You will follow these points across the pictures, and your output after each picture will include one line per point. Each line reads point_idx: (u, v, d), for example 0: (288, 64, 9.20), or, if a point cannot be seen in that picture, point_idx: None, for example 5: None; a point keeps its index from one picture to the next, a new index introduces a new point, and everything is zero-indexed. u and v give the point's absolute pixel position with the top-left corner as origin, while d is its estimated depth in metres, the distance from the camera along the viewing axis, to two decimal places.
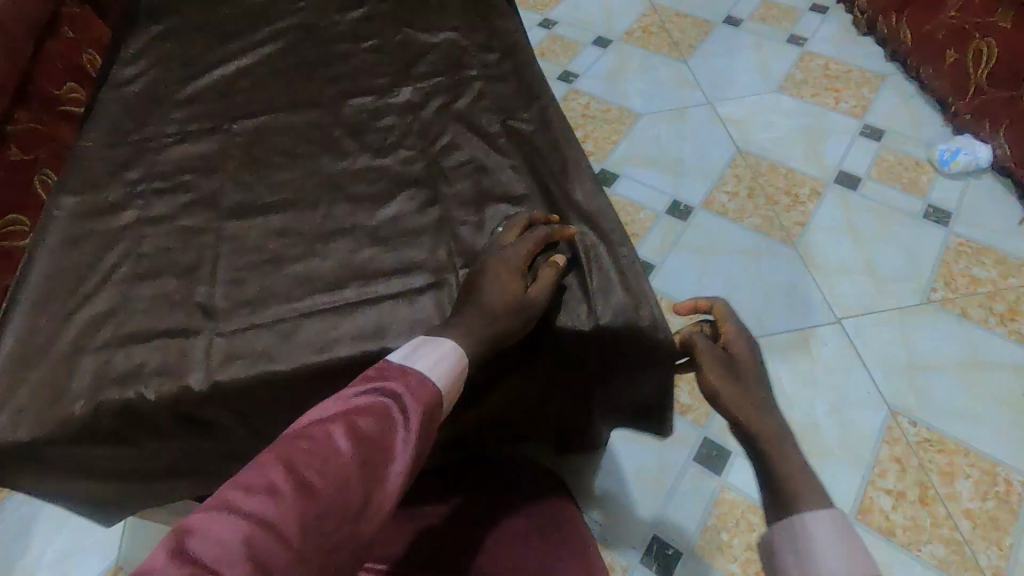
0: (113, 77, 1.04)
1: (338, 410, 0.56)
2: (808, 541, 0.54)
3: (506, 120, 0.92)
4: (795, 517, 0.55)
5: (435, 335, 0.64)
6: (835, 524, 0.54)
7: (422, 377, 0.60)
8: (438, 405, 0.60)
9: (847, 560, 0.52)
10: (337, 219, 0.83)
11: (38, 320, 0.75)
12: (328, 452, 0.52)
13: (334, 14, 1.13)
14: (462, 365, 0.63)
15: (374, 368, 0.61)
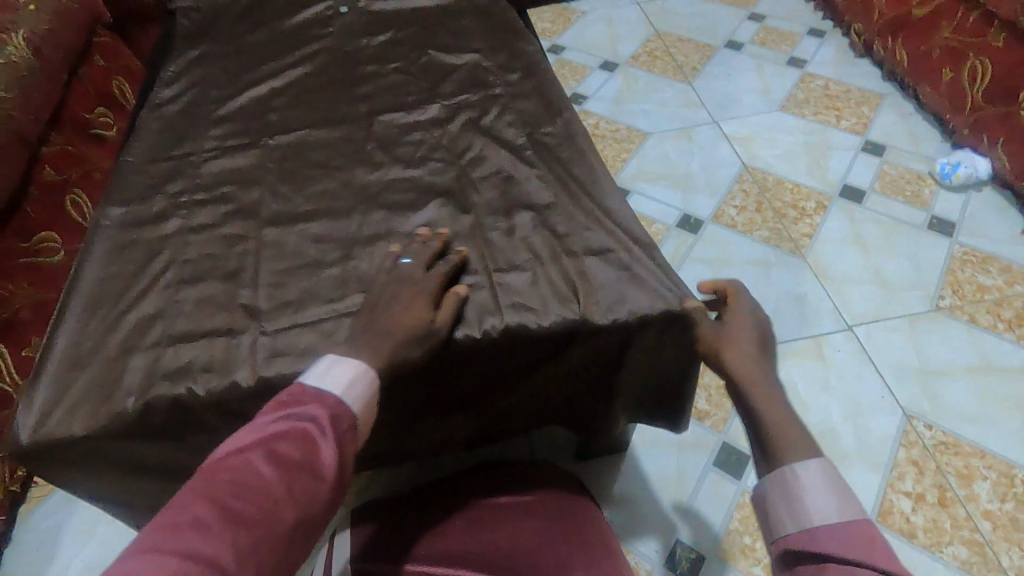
0: (153, 97, 1.10)
1: (255, 438, 0.52)
2: (798, 490, 0.55)
3: (530, 134, 0.97)
4: (787, 466, 0.57)
5: (342, 357, 0.63)
6: (824, 474, 0.56)
7: (336, 397, 0.58)
8: (357, 423, 0.58)
9: (834, 506, 0.53)
10: (373, 227, 0.88)
11: (89, 322, 0.79)
12: (247, 484, 0.48)
13: (362, 37, 1.19)
14: (374, 384, 0.62)
15: (288, 393, 0.58)
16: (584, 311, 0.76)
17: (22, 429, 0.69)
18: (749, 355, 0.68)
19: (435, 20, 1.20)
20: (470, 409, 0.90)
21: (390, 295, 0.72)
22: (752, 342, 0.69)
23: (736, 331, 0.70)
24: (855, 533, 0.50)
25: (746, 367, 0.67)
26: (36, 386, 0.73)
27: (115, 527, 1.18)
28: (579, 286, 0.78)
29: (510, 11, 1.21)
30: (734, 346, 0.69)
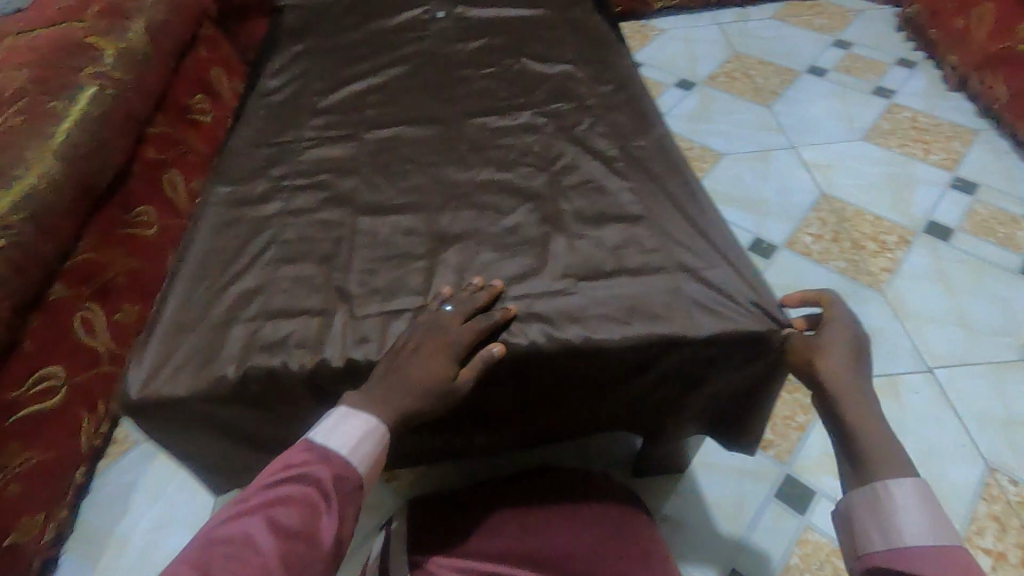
0: (259, 87, 1.16)
1: (258, 504, 0.59)
2: (889, 510, 0.61)
3: (621, 146, 0.98)
4: (881, 487, 0.62)
5: (351, 411, 0.68)
6: (917, 493, 0.61)
7: (342, 458, 0.64)
8: (357, 483, 0.64)
9: (926, 527, 0.59)
10: (462, 224, 0.90)
11: (195, 291, 0.84)
12: (251, 549, 0.55)
13: (457, 41, 1.22)
14: (382, 440, 0.68)
15: (296, 454, 0.64)
16: (670, 326, 0.76)
17: (133, 384, 0.74)
18: (848, 372, 0.68)
19: (529, 30, 1.23)
20: (537, 416, 0.90)
21: (422, 344, 0.71)
22: (850, 358, 0.69)
23: (830, 344, 0.70)
24: (948, 557, 0.56)
25: (844, 381, 0.67)
26: (147, 345, 0.78)
27: (181, 490, 1.23)
28: (667, 300, 0.79)
29: (603, 26, 1.23)
30: (829, 359, 0.69)
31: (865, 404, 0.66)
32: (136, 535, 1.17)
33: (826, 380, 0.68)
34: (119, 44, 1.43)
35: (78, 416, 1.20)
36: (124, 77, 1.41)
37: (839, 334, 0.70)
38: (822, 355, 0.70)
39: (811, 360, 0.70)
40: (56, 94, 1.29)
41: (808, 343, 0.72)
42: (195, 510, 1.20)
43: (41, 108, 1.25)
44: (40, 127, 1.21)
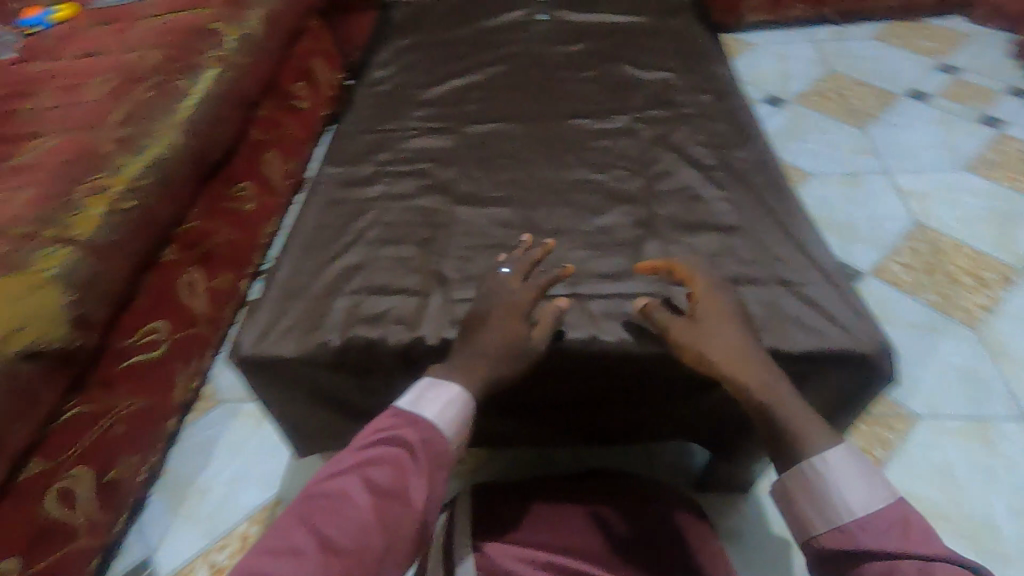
0: (368, 77, 1.23)
1: (352, 463, 0.58)
2: (821, 486, 0.59)
3: (721, 156, 0.97)
4: (807, 462, 0.61)
5: (436, 381, 0.68)
6: (841, 459, 0.60)
7: (429, 423, 0.63)
8: (448, 449, 0.63)
9: (857, 492, 0.58)
10: (556, 221, 0.92)
11: (303, 262, 0.90)
12: (346, 505, 0.54)
13: (557, 44, 1.25)
14: (467, 410, 0.67)
15: (386, 418, 0.64)
16: (764, 338, 0.76)
17: (247, 342, 0.80)
18: (750, 350, 0.70)
19: (629, 36, 1.24)
20: (610, 413, 0.91)
21: (492, 312, 0.73)
22: (738, 338, 0.70)
23: (716, 327, 0.71)
24: (885, 518, 0.55)
25: (739, 359, 0.68)
26: (259, 307, 0.84)
27: (260, 449, 1.30)
28: (762, 314, 0.78)
29: (705, 36, 1.23)
30: (725, 341, 0.70)
31: (769, 378, 0.67)
32: (218, 485, 1.25)
33: (726, 361, 0.68)
34: (239, 31, 1.54)
35: (174, 368, 1.28)
36: (240, 62, 1.52)
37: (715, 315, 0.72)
38: (716, 337, 0.70)
39: (700, 347, 0.70)
40: (183, 72, 1.39)
41: (690, 329, 0.72)
42: (271, 468, 1.27)
43: (169, 85, 1.36)
44: (168, 102, 1.32)
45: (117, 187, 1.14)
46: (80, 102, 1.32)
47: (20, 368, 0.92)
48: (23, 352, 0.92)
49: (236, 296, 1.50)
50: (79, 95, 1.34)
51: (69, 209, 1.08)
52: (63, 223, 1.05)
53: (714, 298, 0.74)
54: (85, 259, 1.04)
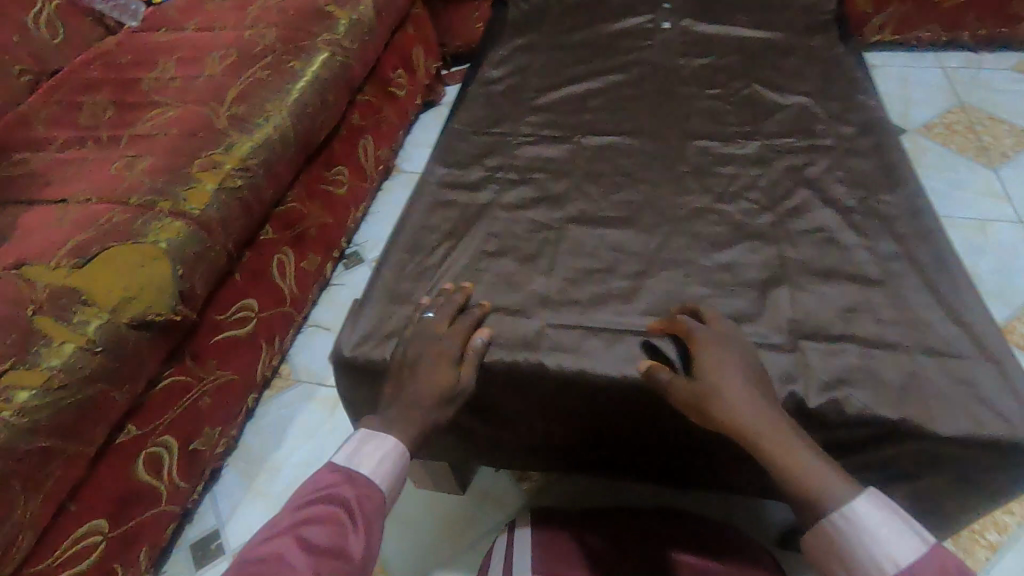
0: (480, 75, 1.20)
1: (287, 524, 0.56)
2: (852, 541, 0.54)
3: (865, 198, 0.88)
4: (830, 518, 0.55)
5: (370, 433, 0.66)
6: (867, 507, 0.55)
7: (366, 479, 0.62)
8: (383, 506, 0.61)
9: (894, 541, 0.53)
10: (674, 250, 0.86)
11: (407, 266, 0.88)
12: (284, 569, 0.51)
13: (683, 56, 1.18)
14: (404, 463, 0.65)
15: (321, 476, 0.62)
16: (911, 414, 0.67)
17: (347, 344, 0.80)
18: (750, 396, 0.62)
19: (762, 54, 1.16)
20: (687, 459, 0.83)
21: (423, 355, 0.70)
22: (750, 400, 0.62)
23: (716, 371, 0.64)
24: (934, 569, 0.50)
25: (753, 414, 0.61)
26: (362, 309, 0.83)
27: (328, 438, 1.30)
28: (908, 385, 0.69)
29: (848, 60, 1.13)
30: (730, 392, 0.62)
31: (776, 425, 0.60)
32: (286, 469, 1.27)
33: (736, 419, 0.61)
34: (351, 16, 1.54)
35: (259, 345, 1.29)
36: (350, 48, 1.52)
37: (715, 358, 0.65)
38: (718, 386, 0.63)
39: (707, 403, 0.63)
40: (297, 55, 1.41)
41: (692, 383, 0.65)
42: None
43: (283, 67, 1.38)
44: (281, 84, 1.34)
45: (229, 166, 1.17)
46: (199, 78, 1.36)
47: (131, 337, 0.95)
48: (136, 321, 0.95)
49: (321, 279, 1.52)
50: (200, 70, 1.38)
51: (185, 184, 1.12)
52: (178, 198, 1.10)
53: (709, 333, 0.69)
54: (196, 235, 1.07)
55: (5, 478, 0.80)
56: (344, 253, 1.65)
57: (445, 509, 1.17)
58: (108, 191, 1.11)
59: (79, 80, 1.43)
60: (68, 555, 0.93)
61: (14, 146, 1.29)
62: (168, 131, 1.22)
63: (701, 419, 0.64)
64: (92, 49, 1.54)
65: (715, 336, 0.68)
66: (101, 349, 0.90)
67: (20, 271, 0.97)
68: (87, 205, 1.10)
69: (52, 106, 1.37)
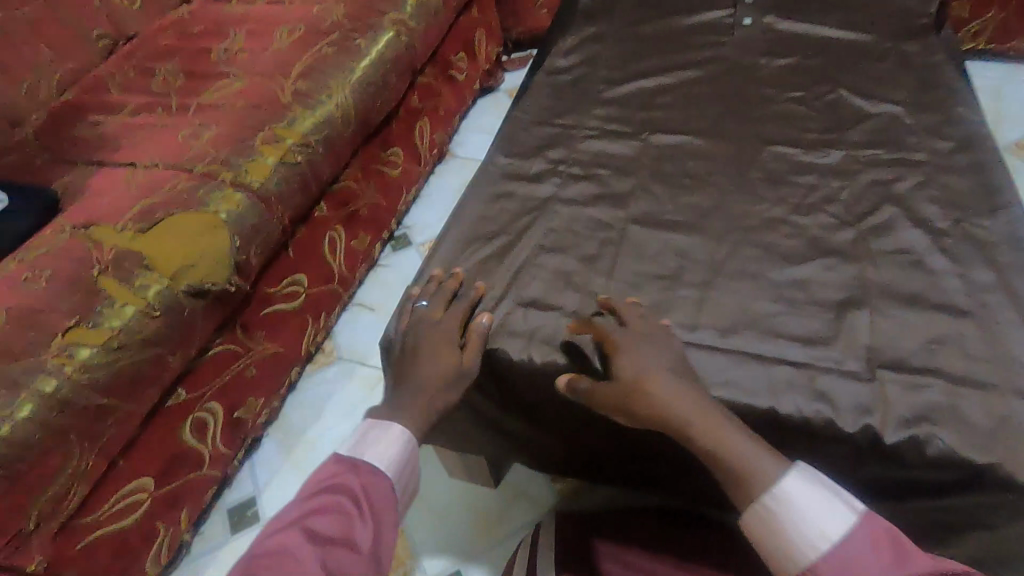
0: (548, 64, 1.16)
1: (295, 516, 0.56)
2: (791, 515, 0.55)
3: (958, 220, 0.81)
4: (762, 502, 0.56)
5: (378, 421, 0.65)
6: (803, 481, 0.56)
7: (372, 468, 0.61)
8: (392, 494, 0.61)
9: (830, 514, 0.54)
10: (743, 261, 0.81)
11: (461, 256, 0.86)
12: (291, 562, 0.51)
13: (763, 55, 1.11)
14: (411, 450, 0.64)
15: (327, 466, 0.61)
16: (996, 460, 0.61)
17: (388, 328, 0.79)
18: (676, 386, 0.62)
19: (851, 58, 1.09)
20: None
21: (424, 341, 0.70)
22: (676, 395, 0.61)
23: (638, 366, 0.64)
24: (870, 539, 0.52)
25: (681, 405, 0.61)
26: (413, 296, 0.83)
27: None
28: (996, 429, 0.63)
29: (947, 70, 1.04)
30: (655, 385, 0.62)
31: (704, 409, 0.61)
32: (323, 444, 1.28)
33: (658, 411, 0.61)
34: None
35: (306, 319, 1.30)
36: (415, 28, 1.50)
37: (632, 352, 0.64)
38: (642, 379, 0.62)
39: (632, 400, 0.62)
40: (363, 33, 1.40)
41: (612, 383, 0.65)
42: None
43: (348, 43, 1.37)
44: (345, 61, 1.34)
45: (290, 141, 1.17)
46: (267, 51, 1.37)
47: (188, 304, 0.96)
48: (193, 289, 0.96)
49: (369, 260, 1.52)
50: (269, 43, 1.39)
51: (248, 157, 1.13)
52: (239, 169, 1.11)
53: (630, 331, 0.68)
54: (255, 208, 1.08)
55: (64, 430, 0.83)
56: (393, 235, 1.65)
57: (476, 502, 1.16)
58: (174, 158, 1.13)
59: (154, 46, 1.47)
60: (116, 508, 0.96)
61: (90, 108, 1.33)
62: (235, 103, 1.24)
63: (625, 416, 0.64)
64: (168, 16, 1.57)
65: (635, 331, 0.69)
66: (159, 313, 0.92)
67: (89, 230, 1.00)
68: (154, 170, 1.12)
69: (126, 71, 1.40)
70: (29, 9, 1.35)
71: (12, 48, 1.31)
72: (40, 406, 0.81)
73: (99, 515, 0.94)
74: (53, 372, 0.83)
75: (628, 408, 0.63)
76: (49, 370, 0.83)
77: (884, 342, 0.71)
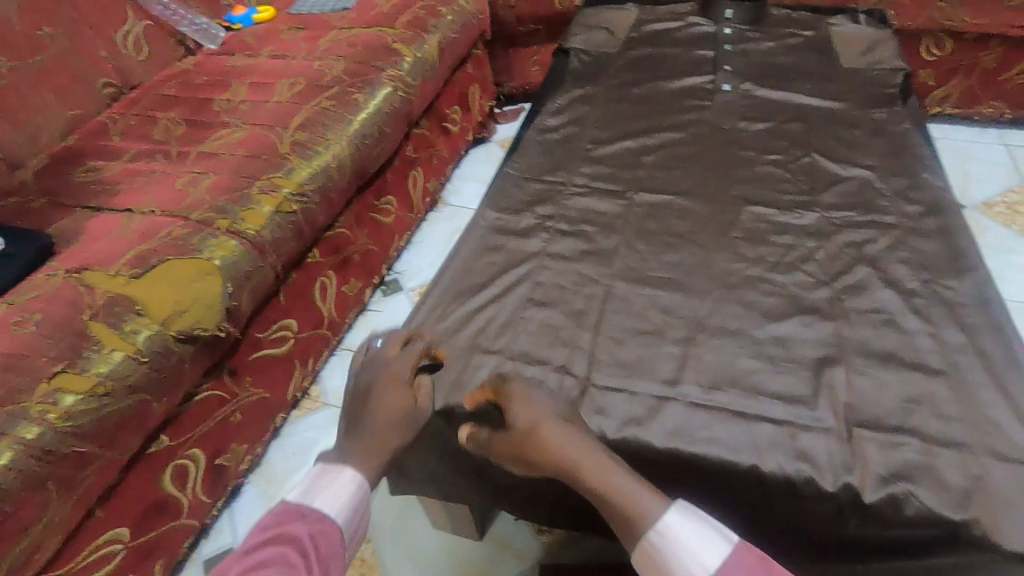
0: (538, 122, 1.22)
1: (236, 568, 0.56)
2: (672, 543, 0.56)
3: (927, 281, 0.85)
4: (645, 536, 0.57)
5: (329, 465, 0.66)
6: (683, 512, 0.58)
7: (321, 514, 0.62)
8: (340, 542, 0.61)
9: (707, 541, 0.56)
10: (725, 317, 0.84)
11: (450, 308, 0.88)
12: None
13: (741, 120, 1.18)
14: (362, 493, 0.65)
15: (275, 513, 0.62)
16: (970, 520, 0.62)
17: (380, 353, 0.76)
18: (563, 431, 0.64)
19: (823, 124, 1.15)
20: None
21: (378, 386, 0.69)
22: (563, 439, 0.63)
23: (528, 418, 0.64)
24: (744, 563, 0.54)
25: (572, 451, 0.62)
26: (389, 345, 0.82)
27: None
28: (968, 488, 0.64)
29: (913, 137, 1.11)
30: (545, 433, 0.63)
31: (592, 451, 0.63)
32: None
33: (554, 458, 0.62)
34: (416, 54, 1.59)
35: (293, 362, 1.32)
36: (411, 84, 1.56)
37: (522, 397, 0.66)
38: (531, 428, 0.64)
39: (528, 450, 0.64)
40: (361, 87, 1.46)
41: (509, 434, 0.65)
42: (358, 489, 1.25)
43: (346, 97, 1.43)
44: (343, 114, 1.39)
45: (287, 189, 1.20)
46: (268, 103, 1.42)
47: (177, 350, 0.97)
48: (183, 334, 0.97)
49: (360, 304, 1.55)
50: (270, 96, 1.45)
51: (244, 204, 1.15)
52: (235, 216, 1.13)
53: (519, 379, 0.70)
54: (249, 256, 1.10)
55: (42, 480, 0.81)
56: (385, 281, 1.67)
57: (460, 555, 1.14)
58: (172, 205, 1.16)
59: (158, 95, 1.51)
60: (90, 560, 0.94)
61: (90, 153, 1.36)
62: (235, 152, 1.28)
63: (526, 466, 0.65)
64: (173, 67, 1.63)
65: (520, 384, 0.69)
66: (147, 359, 0.92)
67: (83, 275, 1.01)
68: (151, 216, 1.14)
69: (129, 118, 1.45)
70: (38, 59, 1.39)
71: (18, 95, 1.35)
72: (19, 454, 0.80)
73: (71, 568, 0.91)
74: (36, 419, 0.82)
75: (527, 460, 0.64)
76: (32, 418, 0.82)
77: (861, 401, 0.73)
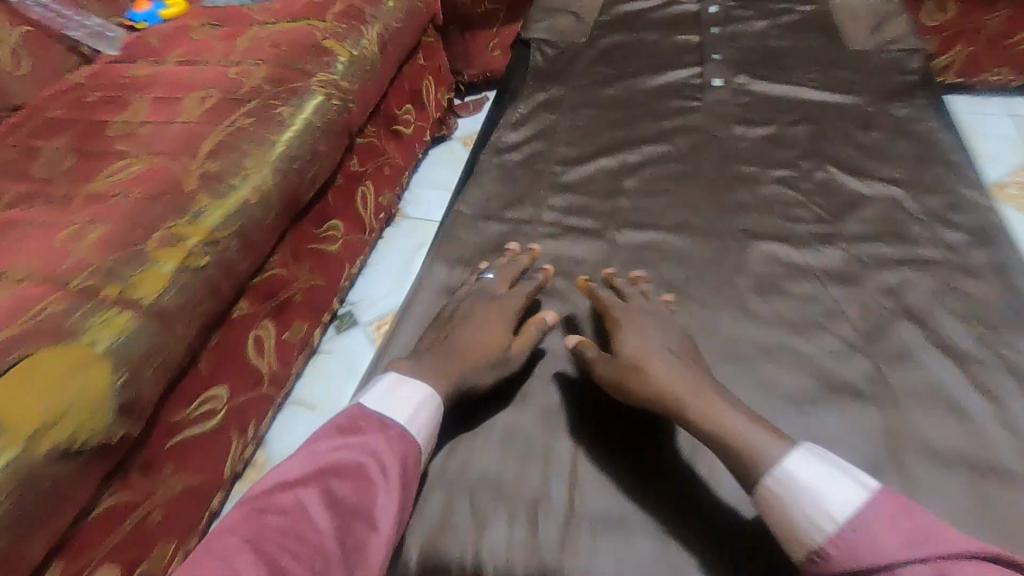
0: (496, 138, 1.01)
1: (313, 468, 0.66)
2: (804, 490, 0.57)
3: (985, 341, 0.68)
4: (767, 481, 0.59)
5: (403, 379, 0.73)
6: (813, 458, 0.58)
7: (398, 428, 0.69)
8: (418, 454, 0.70)
9: (841, 488, 0.56)
10: (731, 389, 0.70)
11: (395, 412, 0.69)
12: (312, 517, 0.62)
13: (737, 125, 0.99)
14: (436, 410, 0.72)
15: (353, 415, 0.71)
16: None
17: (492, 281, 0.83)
18: (670, 368, 0.68)
19: (835, 125, 0.97)
20: None
21: (476, 311, 0.80)
22: (673, 367, 0.68)
23: (636, 342, 0.72)
24: (889, 517, 0.53)
25: (678, 385, 0.67)
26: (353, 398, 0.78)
27: None
28: None
29: (945, 136, 0.92)
30: (653, 363, 0.69)
31: (695, 378, 0.67)
32: None
33: (657, 384, 0.67)
34: (353, 52, 1.35)
35: (230, 434, 1.13)
36: (349, 88, 1.33)
37: (634, 328, 0.73)
38: (638, 355, 0.71)
39: (628, 376, 0.70)
40: (286, 97, 1.23)
41: (614, 361, 0.72)
42: None
43: (269, 111, 1.20)
44: (265, 133, 1.16)
45: (195, 238, 0.98)
46: (174, 123, 1.18)
47: (53, 470, 0.77)
48: (61, 448, 0.77)
49: (308, 349, 1.35)
50: (177, 111, 1.21)
51: (140, 263, 0.94)
52: (129, 280, 0.92)
53: (637, 308, 0.76)
54: (150, 331, 0.89)
55: None
56: (338, 316, 1.47)
57: None
58: (49, 269, 0.93)
59: (44, 119, 1.26)
60: None
61: None
62: (131, 192, 1.05)
63: (619, 388, 0.71)
64: (64, 81, 1.37)
65: (648, 311, 0.75)
66: (9, 492, 0.72)
67: None
68: (20, 285, 0.91)
69: (8, 151, 1.20)
70: None
71: None
72: None
73: None
74: None
75: (629, 385, 0.70)
76: None
77: None
